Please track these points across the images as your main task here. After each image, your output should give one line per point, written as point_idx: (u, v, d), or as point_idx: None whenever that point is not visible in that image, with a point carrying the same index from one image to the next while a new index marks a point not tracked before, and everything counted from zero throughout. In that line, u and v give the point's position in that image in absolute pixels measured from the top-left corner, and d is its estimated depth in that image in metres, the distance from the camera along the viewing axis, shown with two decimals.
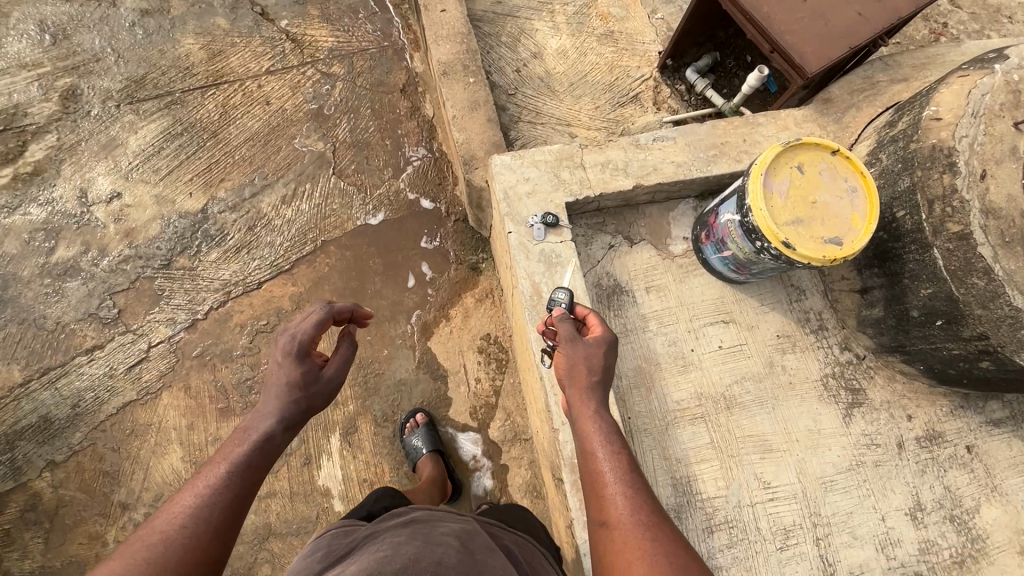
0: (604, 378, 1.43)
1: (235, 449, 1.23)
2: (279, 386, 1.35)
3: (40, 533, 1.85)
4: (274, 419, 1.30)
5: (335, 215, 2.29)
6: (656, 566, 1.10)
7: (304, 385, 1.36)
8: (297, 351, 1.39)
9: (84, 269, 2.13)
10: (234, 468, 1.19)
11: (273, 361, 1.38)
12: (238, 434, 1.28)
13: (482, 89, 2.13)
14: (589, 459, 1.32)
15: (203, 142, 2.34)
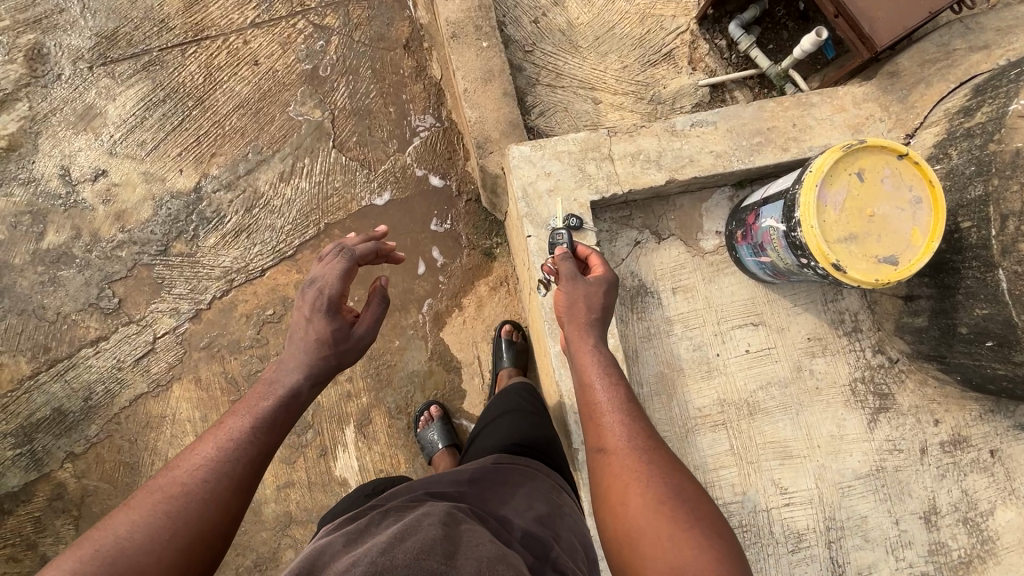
0: (604, 314, 1.39)
1: (257, 405, 1.17)
2: (307, 343, 1.28)
3: (70, 521, 1.91)
4: (301, 374, 1.24)
5: (338, 195, 2.13)
6: (655, 488, 1.07)
7: (333, 345, 1.30)
8: (326, 306, 1.31)
9: (78, 256, 2.02)
10: (257, 424, 1.13)
11: (300, 316, 1.31)
12: (263, 387, 1.22)
13: (497, 55, 1.87)
14: (587, 393, 1.28)
15: (189, 110, 2.13)
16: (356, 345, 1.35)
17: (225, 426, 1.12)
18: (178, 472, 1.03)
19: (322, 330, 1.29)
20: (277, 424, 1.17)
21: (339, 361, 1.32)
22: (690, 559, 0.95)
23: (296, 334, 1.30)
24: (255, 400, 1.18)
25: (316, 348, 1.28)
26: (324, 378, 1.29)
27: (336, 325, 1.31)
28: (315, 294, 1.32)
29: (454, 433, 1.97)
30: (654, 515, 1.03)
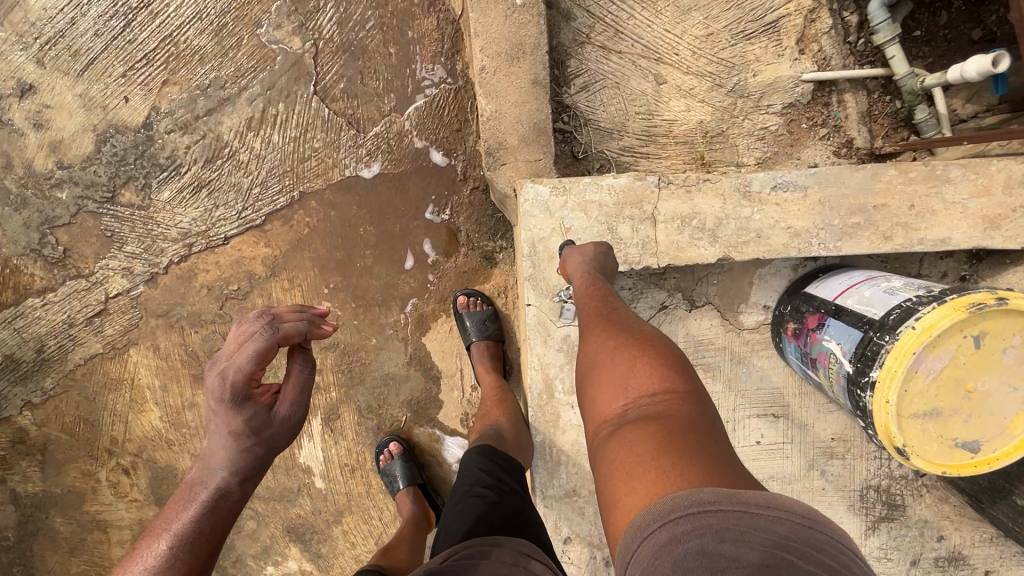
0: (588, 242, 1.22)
1: (178, 515, 1.04)
2: (222, 438, 1.09)
3: (35, 463, 1.91)
4: (224, 472, 1.08)
5: (317, 158, 1.74)
6: (603, 334, 0.97)
7: (249, 436, 1.10)
8: (234, 396, 1.09)
9: (12, 190, 1.72)
10: (174, 542, 1.00)
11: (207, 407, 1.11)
12: (187, 489, 1.09)
13: (533, 20, 1.35)
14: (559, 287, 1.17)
15: (134, 16, 1.65)
16: (285, 427, 1.15)
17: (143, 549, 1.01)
18: None
19: (238, 422, 1.09)
20: (206, 531, 1.04)
21: (268, 449, 1.13)
22: (622, 373, 0.87)
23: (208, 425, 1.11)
24: (175, 511, 1.05)
25: (230, 442, 1.09)
26: (257, 468, 1.12)
27: (249, 414, 1.10)
28: (218, 382, 1.08)
29: (417, 471, 1.88)
30: (598, 356, 0.93)
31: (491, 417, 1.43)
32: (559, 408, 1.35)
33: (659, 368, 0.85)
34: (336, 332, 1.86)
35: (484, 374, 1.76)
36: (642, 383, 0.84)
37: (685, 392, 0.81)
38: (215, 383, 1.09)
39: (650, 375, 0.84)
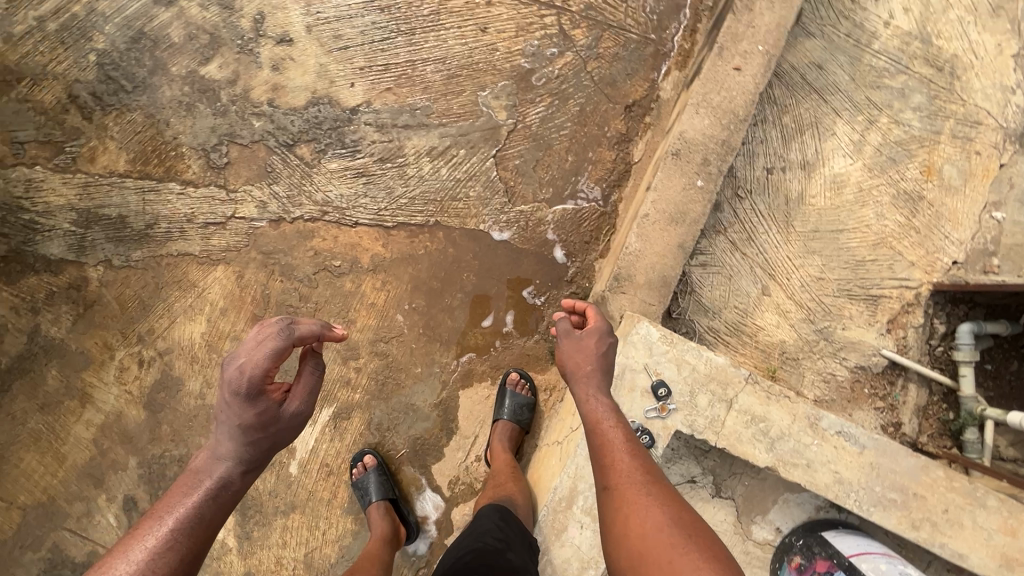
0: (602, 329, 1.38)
1: (180, 501, 1.14)
2: (230, 429, 1.21)
3: (73, 313, 1.99)
4: (229, 462, 1.20)
5: (465, 203, 1.97)
6: (648, 503, 1.04)
7: (259, 429, 1.22)
8: (250, 392, 1.20)
9: (221, 100, 1.98)
10: (178, 523, 1.09)
11: (221, 398, 1.22)
12: (190, 477, 1.19)
13: (702, 202, 1.60)
14: (581, 417, 1.27)
15: (396, 34, 1.99)
16: (290, 423, 1.28)
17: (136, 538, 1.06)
18: None
19: (250, 416, 1.20)
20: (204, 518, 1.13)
21: (272, 443, 1.26)
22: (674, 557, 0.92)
23: (219, 418, 1.22)
24: (178, 498, 1.15)
25: (241, 433, 1.20)
26: (258, 462, 1.25)
27: (261, 409, 1.21)
28: (235, 375, 1.21)
29: (391, 485, 1.91)
30: (644, 527, 1.00)
31: (508, 489, 1.49)
32: (567, 521, 1.44)
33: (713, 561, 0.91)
34: (392, 345, 1.98)
35: (495, 454, 1.81)
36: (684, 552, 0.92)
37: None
38: (232, 380, 1.20)
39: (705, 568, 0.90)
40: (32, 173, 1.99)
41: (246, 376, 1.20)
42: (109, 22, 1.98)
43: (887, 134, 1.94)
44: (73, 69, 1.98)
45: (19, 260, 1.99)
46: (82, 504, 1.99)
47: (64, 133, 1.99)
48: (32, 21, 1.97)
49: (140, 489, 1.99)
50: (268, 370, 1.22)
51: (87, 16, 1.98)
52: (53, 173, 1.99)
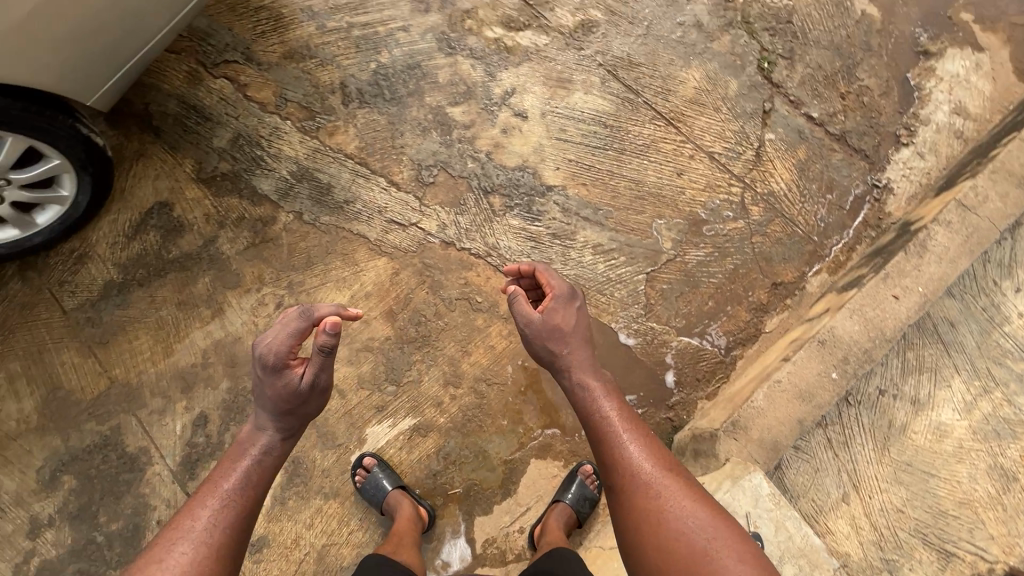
0: (575, 309, 1.70)
1: (232, 466, 1.50)
2: (266, 401, 1.54)
3: (248, 240, 2.25)
4: (269, 434, 1.57)
5: (607, 299, 2.19)
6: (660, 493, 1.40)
7: (288, 400, 1.52)
8: (278, 368, 1.51)
9: (451, 135, 2.35)
10: (231, 485, 1.45)
11: (256, 376, 1.53)
12: (238, 447, 1.55)
13: (830, 392, 1.75)
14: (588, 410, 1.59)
15: (609, 146, 2.35)
16: (315, 393, 1.56)
17: (198, 503, 1.41)
18: (167, 539, 1.35)
19: (281, 387, 1.51)
20: (254, 478, 1.50)
21: (302, 413, 1.58)
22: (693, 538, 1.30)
23: (258, 396, 1.55)
24: (229, 467, 1.51)
25: (277, 405, 1.53)
26: (292, 429, 1.59)
27: (285, 382, 1.51)
28: (264, 357, 1.51)
29: (399, 473, 2.02)
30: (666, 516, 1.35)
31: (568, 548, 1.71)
32: None
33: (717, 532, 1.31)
34: (491, 390, 2.11)
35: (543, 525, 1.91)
36: (704, 544, 1.28)
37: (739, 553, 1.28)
38: (259, 359, 1.52)
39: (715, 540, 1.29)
40: (281, 125, 2.38)
41: (274, 356, 1.50)
42: (399, 48, 2.45)
43: (997, 408, 2.07)
44: (355, 67, 2.43)
45: (232, 181, 2.31)
46: (160, 401, 2.10)
47: (320, 107, 2.39)
48: (345, 24, 2.47)
49: (216, 412, 2.10)
50: (285, 349, 1.50)
51: (385, 37, 2.46)
52: (296, 131, 2.37)
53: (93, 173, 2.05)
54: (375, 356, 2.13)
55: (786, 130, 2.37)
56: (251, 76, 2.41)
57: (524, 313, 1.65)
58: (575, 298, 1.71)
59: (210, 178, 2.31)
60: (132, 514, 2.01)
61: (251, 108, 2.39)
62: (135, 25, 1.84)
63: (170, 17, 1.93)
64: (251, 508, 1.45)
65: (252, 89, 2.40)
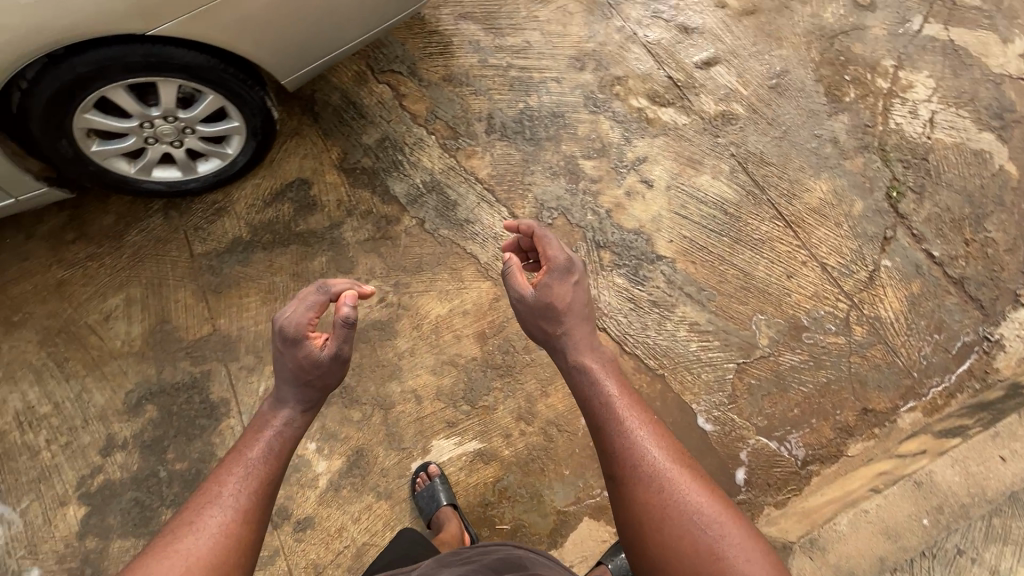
0: (575, 284, 1.68)
1: (254, 437, 1.51)
2: (283, 374, 1.55)
3: (370, 233, 2.38)
4: (288, 408, 1.56)
5: (693, 378, 2.19)
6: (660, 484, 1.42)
7: (308, 371, 1.54)
8: (298, 340, 1.53)
9: (578, 185, 2.47)
10: (256, 455, 1.47)
11: (274, 351, 1.56)
12: (259, 420, 1.56)
13: (918, 538, 1.68)
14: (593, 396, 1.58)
15: (725, 232, 2.41)
16: (334, 367, 1.56)
17: (224, 474, 1.43)
18: (194, 511, 1.36)
19: (300, 358, 1.52)
20: (275, 446, 1.51)
21: (321, 385, 1.59)
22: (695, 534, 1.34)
23: (276, 371, 1.56)
24: (251, 438, 1.52)
25: (298, 377, 1.55)
26: (313, 402, 1.60)
27: (304, 354, 1.53)
28: (282, 331, 1.54)
29: (454, 491, 2.03)
30: (669, 508, 1.38)
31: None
32: None
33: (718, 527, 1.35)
34: (561, 436, 2.12)
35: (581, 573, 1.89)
36: (706, 538, 1.33)
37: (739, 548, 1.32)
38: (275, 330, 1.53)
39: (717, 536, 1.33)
40: (425, 137, 2.55)
41: (291, 328, 1.52)
42: (548, 95, 2.62)
43: None
44: (504, 103, 2.60)
45: (370, 176, 2.47)
46: (251, 359, 2.20)
47: (464, 130, 2.56)
48: (505, 64, 2.67)
49: None
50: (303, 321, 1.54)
51: (538, 83, 2.64)
52: (438, 146, 2.53)
53: (259, 141, 2.22)
54: (459, 372, 2.19)
55: (904, 261, 2.38)
56: (410, 89, 2.62)
57: (521, 287, 1.67)
58: (575, 273, 1.70)
59: (350, 169, 2.48)
60: (197, 459, 2.08)
61: (403, 116, 2.58)
62: (320, 35, 1.96)
63: (361, 32, 2.06)
64: (275, 478, 1.46)
65: (408, 100, 2.60)
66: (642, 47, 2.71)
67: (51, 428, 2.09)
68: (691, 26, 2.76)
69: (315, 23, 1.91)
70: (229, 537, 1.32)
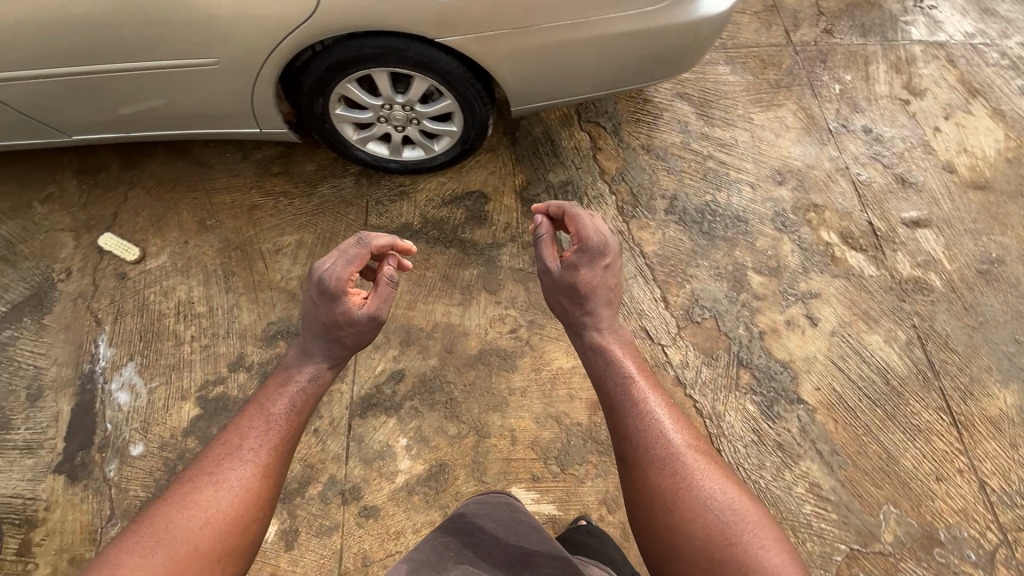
0: (606, 266, 1.74)
1: (276, 391, 1.60)
2: (313, 321, 1.65)
3: (525, 265, 2.43)
4: (313, 361, 1.66)
5: (796, 542, 2.01)
6: (672, 467, 1.43)
7: (341, 325, 1.63)
8: (335, 293, 1.61)
9: (740, 295, 2.38)
10: (279, 412, 1.55)
11: (307, 297, 1.65)
12: (284, 372, 1.66)
13: None
14: (614, 381, 1.61)
15: (879, 402, 2.21)
16: (366, 322, 1.65)
17: (243, 429, 1.51)
18: (212, 465, 1.43)
19: (337, 309, 1.61)
20: (298, 394, 1.61)
21: (348, 342, 1.68)
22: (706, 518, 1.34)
23: (308, 321, 1.66)
24: (274, 389, 1.61)
25: (328, 328, 1.63)
26: (338, 358, 1.70)
27: (341, 307, 1.61)
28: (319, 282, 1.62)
29: None
30: (681, 493, 1.39)
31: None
32: None
33: (731, 513, 1.35)
34: None
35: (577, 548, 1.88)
36: (718, 519, 1.34)
37: (752, 534, 1.32)
38: (318, 271, 1.64)
39: (730, 520, 1.34)
40: (606, 194, 2.59)
41: (332, 280, 1.61)
42: (738, 197, 2.58)
43: None
44: (692, 189, 2.59)
45: None
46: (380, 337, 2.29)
47: (645, 201, 2.57)
48: (705, 153, 2.67)
49: (413, 376, 2.23)
50: (343, 276, 1.61)
51: (732, 182, 2.60)
52: (615, 207, 2.56)
53: (464, 148, 2.37)
54: (560, 431, 2.16)
55: None
56: (608, 145, 2.68)
57: (548, 260, 1.77)
58: (608, 255, 1.75)
59: (528, 200, 2.56)
60: None
61: (592, 168, 2.64)
62: (537, 83, 2.02)
63: (588, 91, 2.11)
64: (294, 436, 1.55)
65: (603, 155, 2.66)
66: (850, 183, 2.60)
67: (199, 327, 2.30)
68: (909, 180, 2.61)
69: (542, 73, 1.97)
70: (245, 493, 1.40)
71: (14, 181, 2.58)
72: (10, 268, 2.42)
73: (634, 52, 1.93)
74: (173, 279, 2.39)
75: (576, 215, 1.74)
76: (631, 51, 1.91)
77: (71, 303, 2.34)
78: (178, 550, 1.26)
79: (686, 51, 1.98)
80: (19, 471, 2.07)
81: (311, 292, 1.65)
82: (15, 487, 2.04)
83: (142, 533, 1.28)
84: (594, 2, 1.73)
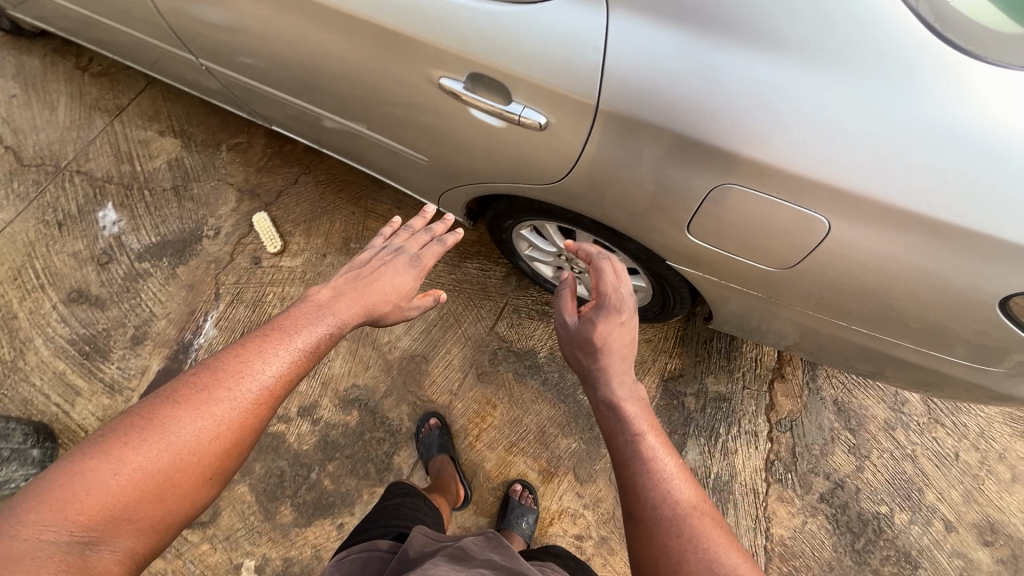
0: (624, 323, 1.18)
1: (314, 312, 1.13)
2: (369, 271, 1.29)
3: None
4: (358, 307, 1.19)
5: None
6: (667, 518, 0.94)
7: (396, 293, 1.28)
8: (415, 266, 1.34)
9: None
10: (309, 337, 1.07)
11: (375, 253, 1.36)
12: (313, 303, 1.16)
13: None
14: (605, 422, 1.10)
15: None
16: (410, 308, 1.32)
17: (270, 334, 1.04)
18: (224, 366, 0.95)
19: (404, 285, 1.30)
20: (342, 295, 1.20)
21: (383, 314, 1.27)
22: None
23: (365, 271, 1.29)
24: (308, 310, 1.13)
25: (382, 290, 1.26)
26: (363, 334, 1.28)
27: (408, 281, 1.31)
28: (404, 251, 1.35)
29: None
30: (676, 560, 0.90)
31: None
32: None
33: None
34: None
35: (458, 481, 2.01)
36: None
37: None
38: (404, 248, 1.37)
39: None
40: (760, 434, 2.11)
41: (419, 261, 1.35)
42: (921, 530, 1.99)
43: None
44: (867, 487, 2.04)
45: (679, 418, 2.13)
46: None
47: (802, 470, 2.06)
48: (908, 450, 2.08)
49: (457, 525, 2.02)
50: (429, 257, 1.38)
51: (923, 507, 2.01)
52: (764, 457, 2.08)
53: None
54: None
55: None
56: (793, 378, 2.18)
57: (564, 313, 1.26)
58: (626, 312, 1.19)
59: (671, 395, 2.15)
60: (338, 491, 2.04)
61: (761, 395, 2.16)
62: (731, 320, 1.64)
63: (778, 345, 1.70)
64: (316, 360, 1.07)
65: (781, 384, 2.17)
66: None
67: None
68: None
69: (752, 315, 1.53)
70: (274, 404, 0.97)
71: (218, 117, 2.65)
72: (175, 200, 2.48)
73: (875, 357, 1.43)
74: (296, 289, 2.32)
75: (599, 268, 1.24)
76: (855, 357, 1.49)
77: (204, 265, 2.36)
78: (184, 457, 0.85)
79: (945, 384, 1.42)
80: (94, 405, 2.16)
81: (386, 256, 1.34)
82: (84, 418, 2.14)
83: (138, 425, 0.85)
84: (858, 317, 1.29)
